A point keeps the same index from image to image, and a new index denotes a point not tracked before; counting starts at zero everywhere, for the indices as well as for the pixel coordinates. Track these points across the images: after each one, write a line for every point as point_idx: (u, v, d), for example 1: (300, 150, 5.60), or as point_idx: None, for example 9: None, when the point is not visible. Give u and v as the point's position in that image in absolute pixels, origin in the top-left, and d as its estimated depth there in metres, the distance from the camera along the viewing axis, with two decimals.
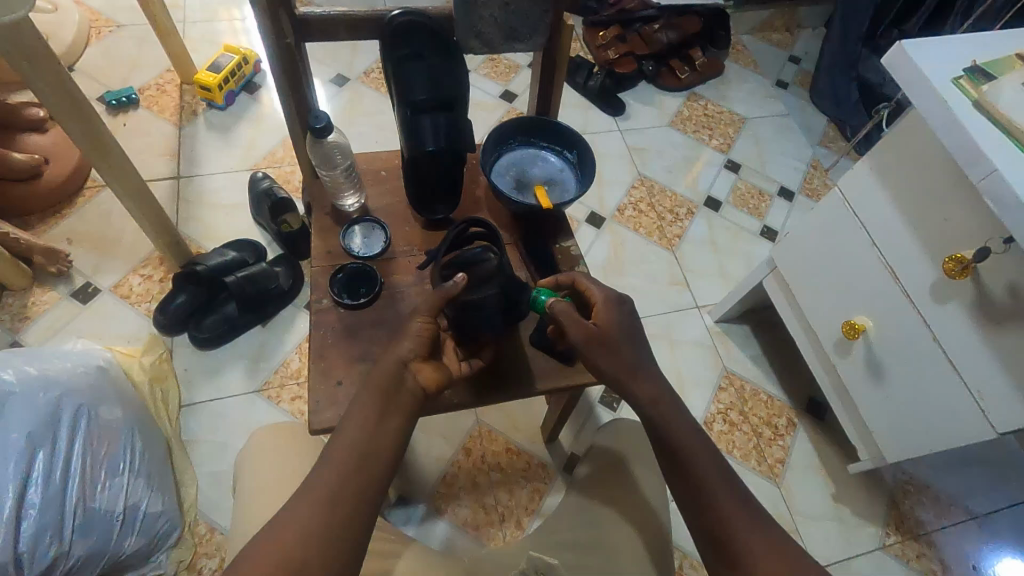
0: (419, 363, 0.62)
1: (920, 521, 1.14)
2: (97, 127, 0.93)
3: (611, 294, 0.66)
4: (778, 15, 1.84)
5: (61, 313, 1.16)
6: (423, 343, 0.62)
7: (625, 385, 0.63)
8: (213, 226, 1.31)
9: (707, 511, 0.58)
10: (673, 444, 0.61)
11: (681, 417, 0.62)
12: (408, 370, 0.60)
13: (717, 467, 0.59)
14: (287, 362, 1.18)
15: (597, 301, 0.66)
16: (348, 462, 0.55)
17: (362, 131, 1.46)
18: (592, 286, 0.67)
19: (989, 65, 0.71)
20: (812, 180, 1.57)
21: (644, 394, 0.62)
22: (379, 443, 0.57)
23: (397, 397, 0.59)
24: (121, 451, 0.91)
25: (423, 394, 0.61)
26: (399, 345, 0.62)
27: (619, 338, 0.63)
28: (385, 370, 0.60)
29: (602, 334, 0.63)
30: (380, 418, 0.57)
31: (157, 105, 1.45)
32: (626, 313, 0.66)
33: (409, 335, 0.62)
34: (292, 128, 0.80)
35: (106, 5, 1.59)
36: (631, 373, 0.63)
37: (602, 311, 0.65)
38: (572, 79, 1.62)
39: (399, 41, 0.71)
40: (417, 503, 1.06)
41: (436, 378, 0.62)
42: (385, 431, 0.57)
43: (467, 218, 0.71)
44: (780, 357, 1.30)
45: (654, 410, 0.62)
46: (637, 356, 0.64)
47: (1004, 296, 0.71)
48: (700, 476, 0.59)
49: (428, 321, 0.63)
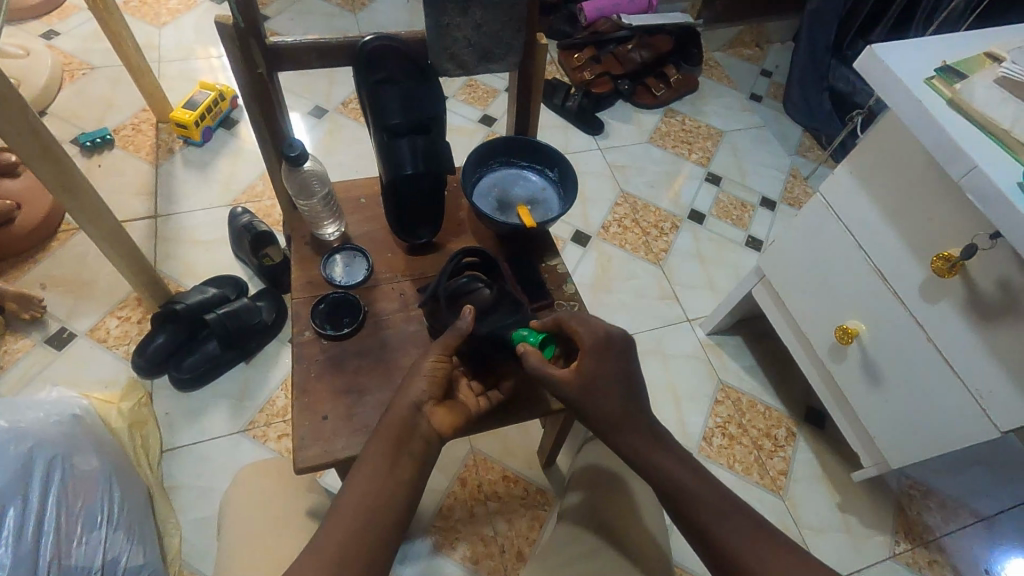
0: (433, 406, 0.62)
1: (928, 526, 1.12)
2: (68, 167, 0.91)
3: (599, 338, 0.63)
4: (747, 30, 1.89)
5: (36, 360, 1.12)
6: (435, 384, 0.62)
7: (609, 435, 0.62)
8: (192, 263, 1.28)
9: (715, 546, 0.57)
10: (671, 495, 0.60)
11: (675, 459, 0.62)
12: (421, 415, 0.60)
13: (719, 500, 0.59)
14: (273, 399, 1.14)
15: (586, 343, 0.62)
16: (358, 516, 0.54)
17: (342, 161, 1.46)
18: (580, 326, 0.64)
19: (959, 64, 0.71)
20: (792, 189, 1.58)
21: (629, 447, 0.62)
22: (390, 495, 0.56)
23: (410, 444, 0.59)
24: (98, 503, 0.87)
25: (437, 437, 0.61)
26: (412, 387, 0.61)
27: (602, 387, 0.61)
28: (399, 416, 0.59)
29: (584, 378, 0.61)
30: (392, 467, 0.57)
31: (133, 145, 1.43)
32: (615, 354, 0.63)
33: (421, 376, 0.62)
34: (268, 157, 0.78)
35: (79, 48, 1.59)
36: (618, 422, 0.62)
37: (586, 356, 0.62)
38: (550, 100, 1.64)
39: (372, 66, 0.71)
40: (414, 539, 1.02)
41: (450, 420, 0.62)
42: (398, 480, 0.57)
43: (461, 249, 0.71)
44: (775, 366, 1.29)
45: (643, 459, 0.62)
46: (629, 402, 0.62)
47: (995, 292, 0.70)
48: (702, 514, 0.58)
49: (441, 360, 0.63)
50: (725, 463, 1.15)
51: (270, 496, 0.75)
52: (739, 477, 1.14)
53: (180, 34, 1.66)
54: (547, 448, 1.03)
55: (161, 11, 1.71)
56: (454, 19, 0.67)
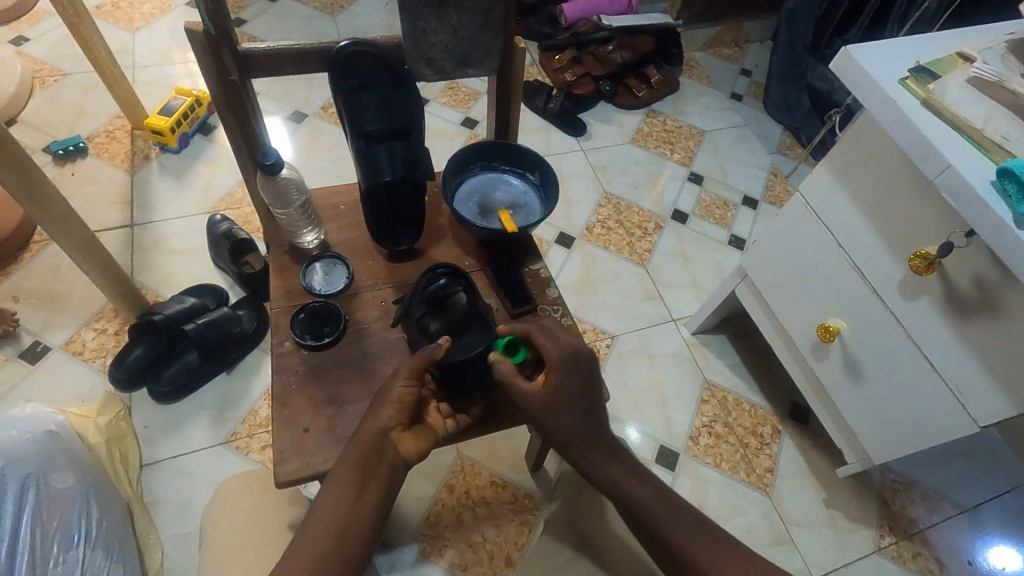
0: (399, 432, 0.61)
1: (912, 519, 1.13)
2: (36, 177, 0.88)
3: (568, 353, 0.62)
4: (727, 30, 1.90)
5: (8, 375, 1.10)
6: (403, 410, 0.60)
7: (570, 450, 0.62)
8: (171, 272, 1.26)
9: (671, 551, 0.59)
10: (629, 506, 0.61)
11: (630, 474, 0.62)
12: (388, 441, 0.59)
13: (675, 513, 0.60)
14: (256, 410, 1.12)
15: (552, 359, 0.62)
16: (323, 542, 0.55)
17: (323, 166, 1.44)
18: (547, 342, 0.63)
19: (932, 64, 0.72)
20: (773, 187, 1.60)
21: (587, 460, 0.62)
22: (356, 521, 0.57)
23: (376, 468, 0.58)
24: (76, 522, 0.84)
25: (403, 464, 0.60)
26: (380, 414, 0.60)
27: (567, 406, 0.61)
28: (364, 442, 0.59)
29: (549, 394, 0.61)
30: (358, 493, 0.57)
31: (107, 152, 1.41)
32: (580, 372, 0.62)
33: (389, 402, 0.60)
34: (243, 164, 0.77)
35: (49, 54, 1.55)
36: (576, 440, 0.62)
37: (552, 371, 0.62)
38: (532, 102, 1.63)
39: (348, 71, 0.70)
40: (401, 546, 1.01)
41: (418, 447, 0.61)
42: (363, 506, 0.57)
43: (438, 265, 0.71)
44: (759, 364, 1.30)
45: (598, 472, 0.62)
46: (587, 420, 0.62)
47: (972, 289, 0.71)
48: (658, 523, 0.60)
49: (409, 384, 0.61)
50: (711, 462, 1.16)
51: (251, 510, 0.74)
52: (726, 476, 1.14)
53: (155, 39, 1.63)
54: (533, 453, 1.03)
55: (134, 15, 1.68)
56: (430, 24, 0.66)
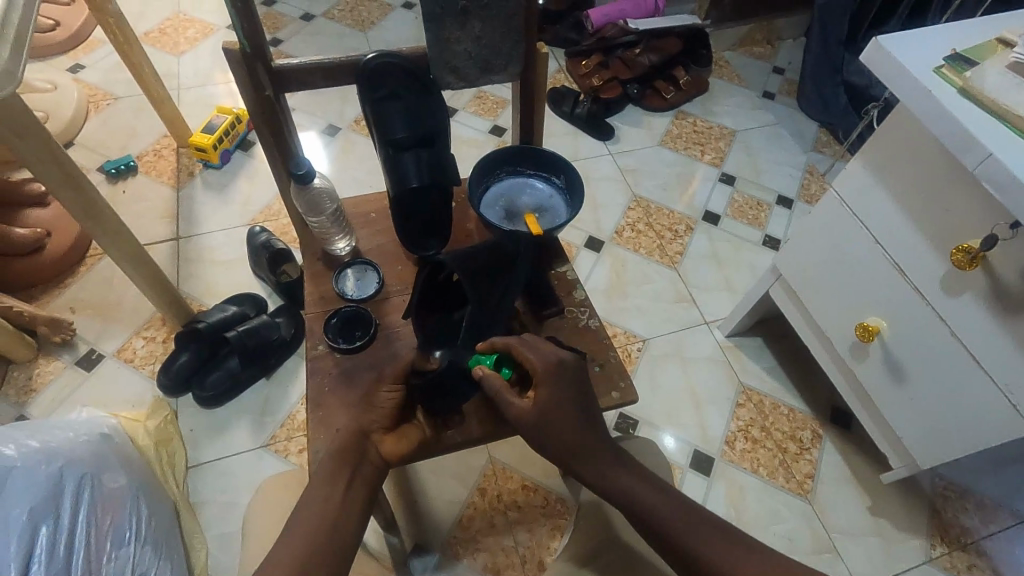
0: (382, 435, 0.63)
1: (966, 528, 1.08)
2: (91, 195, 0.93)
3: (551, 361, 0.62)
4: (758, 28, 1.87)
5: (66, 381, 1.16)
6: (389, 415, 0.63)
7: (570, 464, 0.60)
8: (214, 282, 1.31)
9: (686, 555, 0.56)
10: (633, 511, 0.59)
11: (641, 482, 0.60)
12: (370, 442, 0.62)
13: (681, 513, 0.58)
14: (294, 414, 1.16)
15: (537, 372, 0.62)
16: (313, 530, 0.55)
17: (357, 177, 1.48)
18: (531, 354, 0.63)
19: (969, 51, 0.70)
20: (809, 186, 1.56)
21: (590, 474, 0.60)
22: (343, 514, 0.57)
23: (360, 467, 0.60)
24: (127, 520, 0.88)
25: (384, 464, 0.62)
26: (364, 416, 0.63)
27: (562, 416, 0.60)
28: (348, 440, 0.61)
29: (539, 410, 0.60)
30: (345, 489, 0.58)
31: (155, 170, 1.48)
32: (569, 379, 0.62)
33: (374, 407, 0.63)
34: (278, 175, 0.80)
35: (103, 80, 1.65)
36: (575, 454, 0.60)
37: (540, 385, 0.61)
38: (559, 108, 1.65)
39: (376, 82, 0.72)
40: (434, 550, 1.01)
41: (398, 448, 0.63)
42: (351, 501, 0.58)
43: (428, 265, 0.70)
44: (798, 367, 1.26)
45: (605, 484, 0.60)
46: (587, 430, 0.61)
47: (1018, 283, 0.68)
48: (670, 531, 0.57)
49: (394, 389, 0.64)
50: (748, 467, 1.13)
51: None
52: (765, 481, 1.12)
53: (199, 62, 1.72)
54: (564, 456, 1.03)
55: (180, 40, 1.77)
56: (453, 33, 0.68)
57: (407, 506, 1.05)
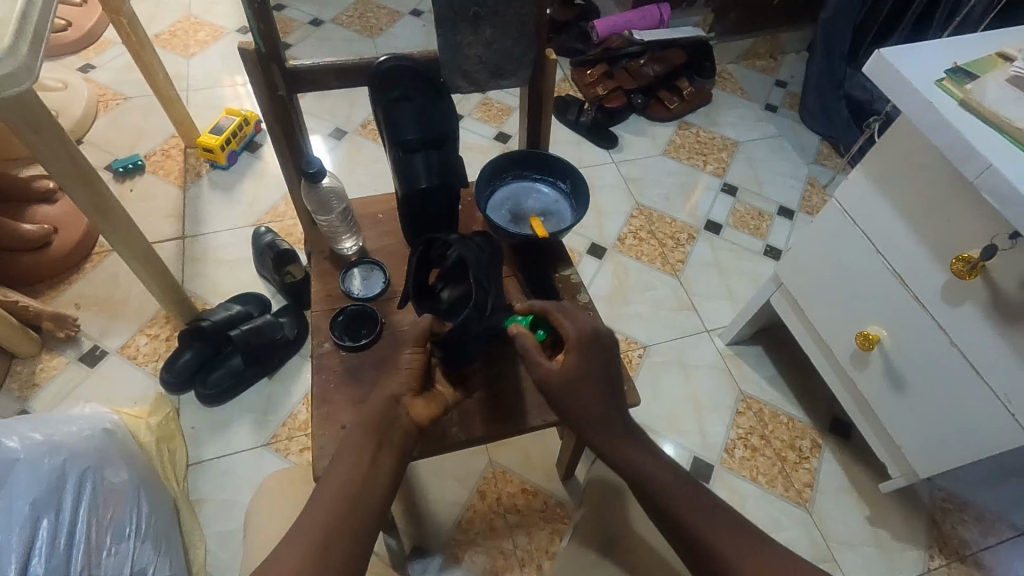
0: (411, 399, 0.63)
1: (965, 540, 1.08)
2: (102, 192, 0.94)
3: (585, 333, 0.63)
4: (761, 42, 1.90)
5: (69, 377, 1.17)
6: (414, 377, 0.63)
7: (584, 429, 0.63)
8: (218, 281, 1.32)
9: (689, 537, 0.57)
10: (642, 483, 0.60)
11: (654, 459, 0.61)
12: (400, 406, 0.61)
13: (689, 490, 0.59)
14: (295, 413, 1.16)
15: (571, 338, 0.63)
16: (341, 499, 0.54)
17: (362, 180, 1.50)
18: (565, 320, 0.64)
19: (970, 65, 0.71)
20: (810, 198, 1.57)
21: (605, 442, 0.62)
22: (371, 483, 0.56)
23: (390, 433, 0.59)
24: (127, 515, 0.88)
25: (415, 428, 0.62)
26: (391, 382, 0.63)
27: (586, 384, 0.61)
28: (377, 409, 0.60)
29: (564, 374, 0.61)
30: (374, 455, 0.57)
31: (163, 169, 1.50)
32: (602, 350, 0.63)
33: (401, 370, 0.63)
34: (288, 175, 0.81)
35: (113, 80, 1.67)
36: (592, 420, 0.62)
37: (571, 351, 0.62)
38: (564, 116, 1.67)
39: (387, 85, 0.73)
40: (433, 552, 1.02)
41: (428, 411, 0.63)
42: (379, 467, 0.57)
43: (421, 242, 0.71)
44: (798, 376, 1.26)
45: (616, 455, 0.62)
46: (608, 403, 0.62)
47: (1018, 293, 0.69)
48: (678, 512, 0.58)
49: (417, 351, 0.64)
50: (747, 475, 1.13)
51: None
52: (764, 490, 1.12)
53: (208, 65, 1.74)
54: (565, 461, 1.03)
55: (190, 42, 1.79)
56: (465, 38, 0.69)
57: (407, 508, 1.05)
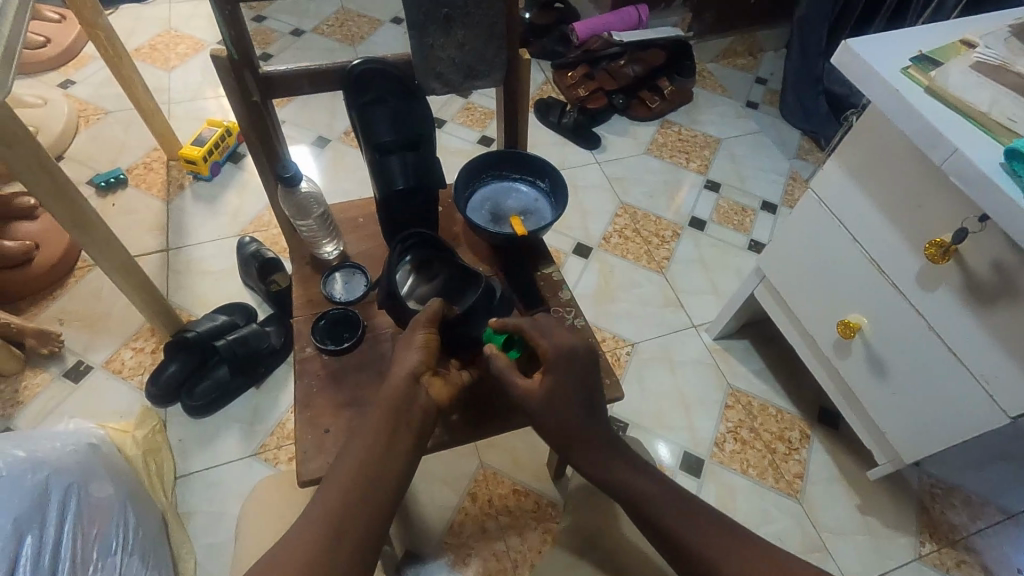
0: (430, 378, 0.62)
1: (954, 525, 1.09)
2: (82, 206, 0.94)
3: (562, 348, 0.62)
4: (740, 40, 1.92)
5: (54, 393, 1.16)
6: (429, 355, 0.62)
7: (567, 452, 0.62)
8: (203, 293, 1.31)
9: (685, 552, 0.57)
10: (631, 499, 0.60)
11: (637, 472, 0.62)
12: (419, 386, 0.60)
13: (677, 505, 0.59)
14: (283, 422, 1.15)
15: (548, 357, 0.61)
16: (350, 487, 0.54)
17: (346, 188, 1.50)
18: (542, 340, 0.62)
19: (934, 52, 0.72)
20: (792, 192, 1.58)
21: (589, 464, 0.62)
22: (385, 467, 0.56)
23: (408, 415, 0.58)
24: (113, 529, 0.87)
25: (435, 409, 0.61)
26: (407, 360, 0.61)
27: (564, 405, 0.61)
28: (395, 388, 0.59)
29: (545, 395, 0.61)
30: (390, 440, 0.57)
31: (145, 183, 1.49)
32: (577, 368, 0.62)
33: (414, 348, 0.62)
34: (265, 180, 0.81)
35: (93, 95, 1.66)
36: (576, 444, 0.62)
37: (548, 372, 0.61)
38: (546, 118, 1.68)
39: (361, 88, 0.74)
40: (425, 558, 1.01)
41: (446, 391, 0.62)
42: (394, 453, 0.56)
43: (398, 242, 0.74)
44: (785, 368, 1.27)
45: (602, 472, 0.62)
46: (588, 419, 0.62)
47: (991, 275, 0.70)
48: (672, 527, 0.58)
49: (429, 332, 0.63)
50: (737, 467, 1.14)
51: None
52: (754, 482, 1.12)
53: (189, 77, 1.73)
54: (554, 460, 1.03)
55: (170, 56, 1.79)
56: (437, 40, 0.70)
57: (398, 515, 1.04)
